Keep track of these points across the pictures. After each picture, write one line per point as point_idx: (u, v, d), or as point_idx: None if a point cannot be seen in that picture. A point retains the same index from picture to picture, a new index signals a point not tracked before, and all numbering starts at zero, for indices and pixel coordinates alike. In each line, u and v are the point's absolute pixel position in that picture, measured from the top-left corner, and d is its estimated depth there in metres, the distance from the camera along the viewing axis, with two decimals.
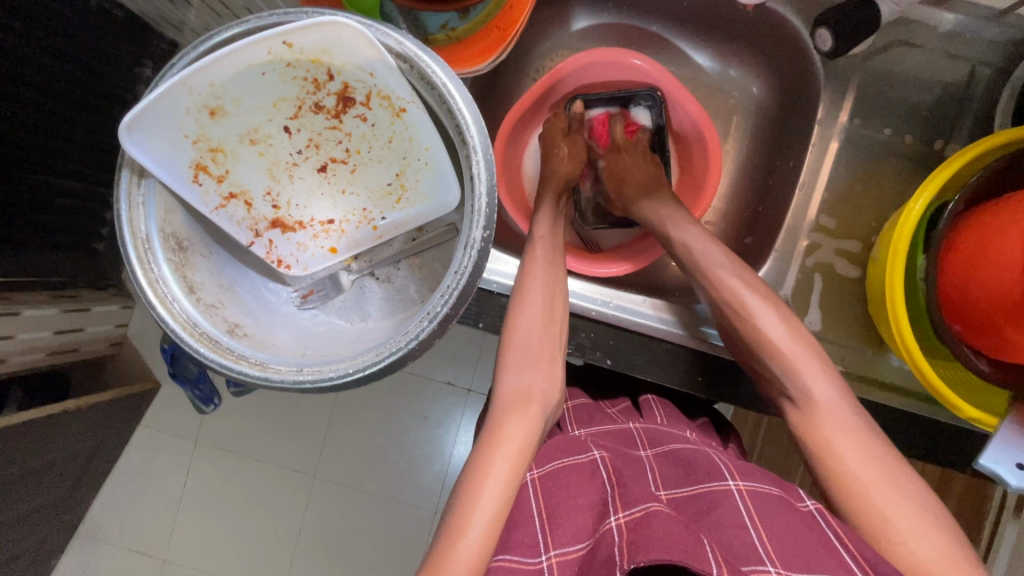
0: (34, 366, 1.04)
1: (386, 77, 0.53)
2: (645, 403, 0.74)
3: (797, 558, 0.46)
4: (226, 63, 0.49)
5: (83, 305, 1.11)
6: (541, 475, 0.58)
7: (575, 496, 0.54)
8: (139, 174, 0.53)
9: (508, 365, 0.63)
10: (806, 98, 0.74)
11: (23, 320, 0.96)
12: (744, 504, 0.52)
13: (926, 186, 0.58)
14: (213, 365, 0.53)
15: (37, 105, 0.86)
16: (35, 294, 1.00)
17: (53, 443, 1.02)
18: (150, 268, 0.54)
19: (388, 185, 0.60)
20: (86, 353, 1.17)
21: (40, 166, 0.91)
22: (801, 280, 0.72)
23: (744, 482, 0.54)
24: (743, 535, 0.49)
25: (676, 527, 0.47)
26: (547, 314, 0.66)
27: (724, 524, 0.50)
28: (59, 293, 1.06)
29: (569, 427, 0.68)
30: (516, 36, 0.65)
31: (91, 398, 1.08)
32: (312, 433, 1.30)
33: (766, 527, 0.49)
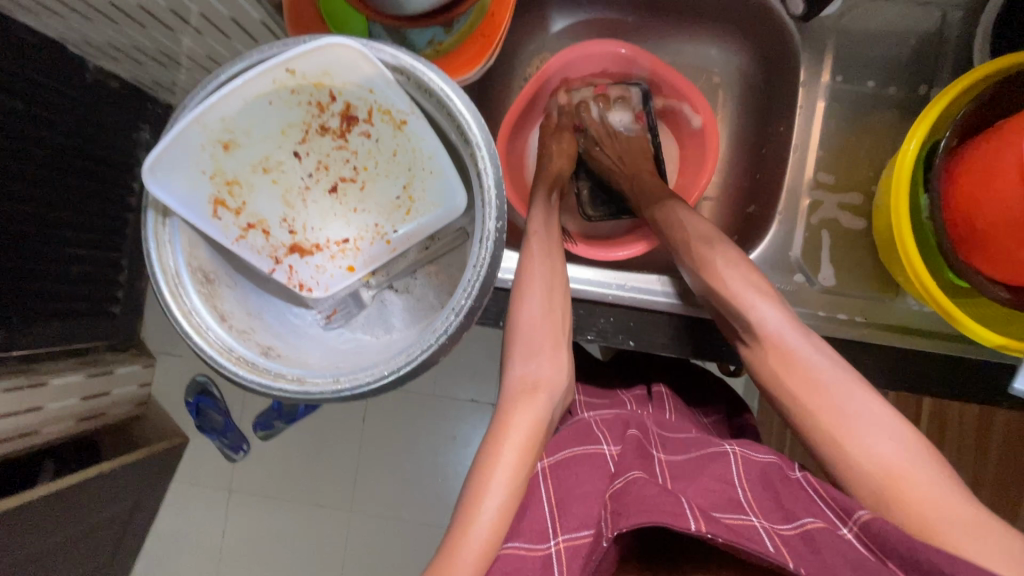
0: (64, 434, 1.06)
1: (386, 92, 0.55)
2: (657, 395, 0.75)
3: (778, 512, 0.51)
4: (235, 97, 0.52)
5: (105, 368, 1.15)
6: (552, 463, 0.60)
7: (580, 476, 0.57)
8: (163, 213, 0.56)
9: (514, 356, 0.65)
10: (785, 64, 0.76)
11: (51, 389, 1.00)
12: (734, 465, 0.57)
13: (916, 127, 0.59)
14: (252, 384, 0.54)
15: (44, 179, 0.90)
16: (57, 363, 1.04)
17: (95, 503, 1.04)
18: (182, 301, 0.56)
19: (397, 198, 0.63)
20: (113, 415, 1.19)
21: (53, 235, 0.94)
22: (809, 238, 0.73)
23: (739, 447, 0.59)
24: (728, 493, 0.54)
25: (653, 489, 0.49)
26: (549, 301, 0.67)
27: (714, 483, 0.55)
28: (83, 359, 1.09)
29: (580, 411, 0.71)
30: (501, 41, 0.66)
31: (125, 457, 1.11)
32: (344, 464, 1.31)
33: (751, 485, 0.55)
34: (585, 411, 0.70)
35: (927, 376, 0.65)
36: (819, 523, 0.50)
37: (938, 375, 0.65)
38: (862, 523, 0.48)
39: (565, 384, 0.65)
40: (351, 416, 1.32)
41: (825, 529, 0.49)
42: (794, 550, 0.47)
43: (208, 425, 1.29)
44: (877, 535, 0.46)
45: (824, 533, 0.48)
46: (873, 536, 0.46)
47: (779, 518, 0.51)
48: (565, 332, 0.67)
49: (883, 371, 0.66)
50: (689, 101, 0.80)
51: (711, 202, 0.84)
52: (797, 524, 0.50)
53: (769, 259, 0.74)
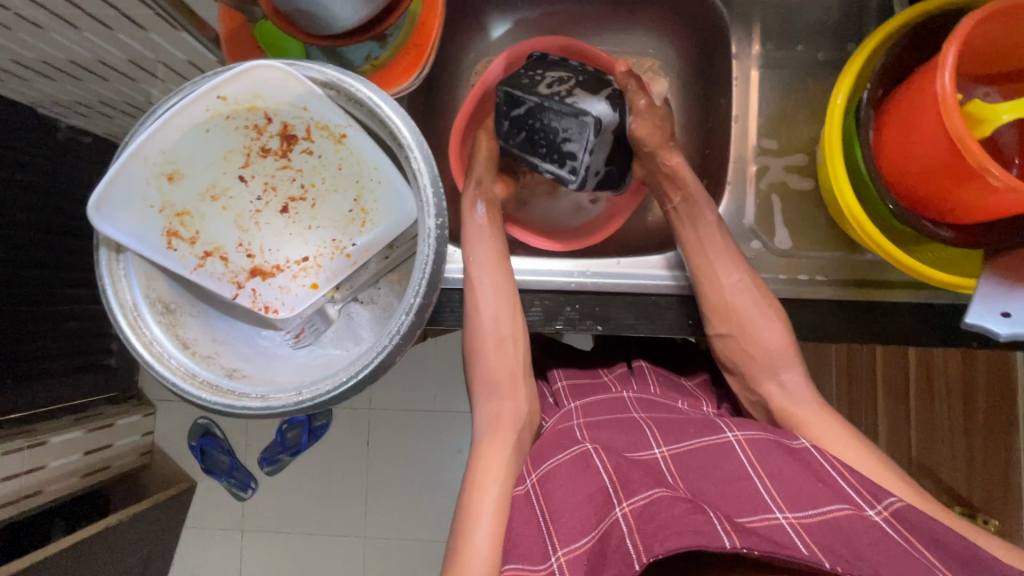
0: (70, 491, 1.07)
1: (320, 108, 0.57)
2: (639, 371, 0.76)
3: (798, 496, 0.50)
4: (171, 129, 0.53)
5: (106, 421, 1.16)
6: (540, 477, 0.56)
7: (573, 489, 0.53)
8: (116, 250, 0.57)
9: (478, 393, 0.67)
10: (718, 41, 0.78)
11: (53, 446, 1.01)
12: (743, 454, 0.54)
13: (841, 81, 0.61)
14: (216, 406, 0.55)
15: (27, 241, 0.91)
16: (60, 419, 1.04)
17: (111, 557, 1.04)
18: (143, 332, 0.57)
19: (350, 212, 0.66)
20: (117, 467, 1.20)
21: (40, 295, 0.96)
22: (760, 204, 0.74)
23: (741, 432, 0.57)
24: (748, 485, 0.52)
25: (682, 509, 0.46)
26: (499, 333, 0.67)
27: (728, 477, 0.53)
28: (84, 414, 1.10)
29: (568, 402, 0.71)
30: (434, 49, 0.69)
31: (132, 509, 1.10)
32: (352, 490, 1.31)
33: (769, 474, 0.52)
34: (573, 402, 0.70)
35: (890, 326, 0.66)
36: (845, 508, 0.49)
37: (903, 322, 0.66)
38: (894, 510, 0.49)
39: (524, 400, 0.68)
40: (354, 439, 1.32)
41: (854, 515, 0.48)
42: (829, 546, 0.46)
43: (215, 465, 1.31)
44: (911, 523, 0.48)
45: (854, 521, 0.48)
46: (909, 525, 0.47)
47: (801, 504, 0.50)
48: (524, 360, 0.69)
49: (846, 325, 0.67)
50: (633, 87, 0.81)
51: None
52: (821, 509, 0.49)
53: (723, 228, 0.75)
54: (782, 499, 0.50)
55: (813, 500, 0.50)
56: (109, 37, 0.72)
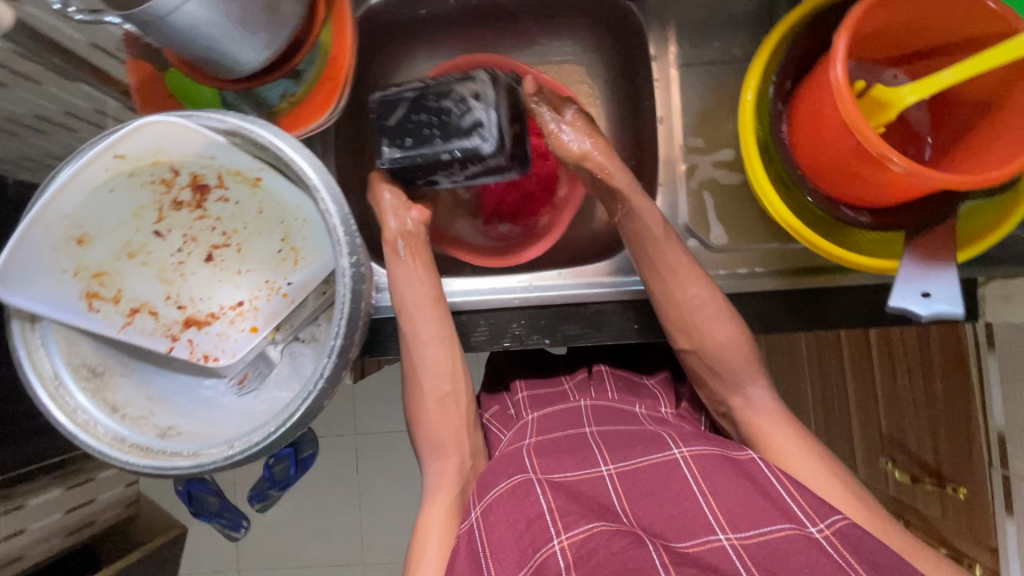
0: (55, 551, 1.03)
1: (227, 156, 0.56)
2: (597, 375, 0.74)
3: (743, 517, 0.51)
4: (72, 194, 0.52)
5: (90, 473, 1.11)
6: (484, 509, 0.56)
7: (512, 520, 0.53)
8: (31, 320, 0.56)
9: (422, 449, 0.68)
10: (637, 44, 0.78)
11: (31, 509, 0.96)
12: (690, 472, 0.54)
13: (750, 76, 0.62)
14: (147, 469, 0.54)
15: None
16: (41, 482, 0.97)
17: None
18: (66, 401, 0.56)
19: (279, 252, 0.65)
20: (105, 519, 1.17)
21: None
22: (692, 201, 0.75)
23: (687, 448, 0.56)
24: (693, 506, 0.52)
25: (621, 544, 0.49)
26: (440, 391, 0.68)
27: (674, 497, 0.53)
28: (68, 471, 1.03)
29: (526, 414, 0.71)
30: (347, 81, 0.68)
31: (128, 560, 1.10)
32: (341, 521, 1.30)
33: (713, 492, 0.52)
34: (530, 415, 0.69)
35: (829, 310, 0.67)
36: (788, 527, 0.50)
37: (842, 305, 0.67)
38: (836, 529, 0.49)
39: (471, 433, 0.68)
40: (340, 467, 1.30)
41: (794, 534, 0.49)
42: (767, 566, 0.48)
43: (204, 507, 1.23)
44: (852, 542, 0.48)
45: (795, 541, 0.48)
46: (849, 543, 0.48)
47: (745, 523, 0.50)
48: (467, 416, 0.69)
49: (784, 315, 0.67)
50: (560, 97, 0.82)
51: None
52: (764, 530, 0.50)
53: None
54: (727, 521, 0.50)
55: (755, 518, 0.50)
56: (40, 93, 0.72)
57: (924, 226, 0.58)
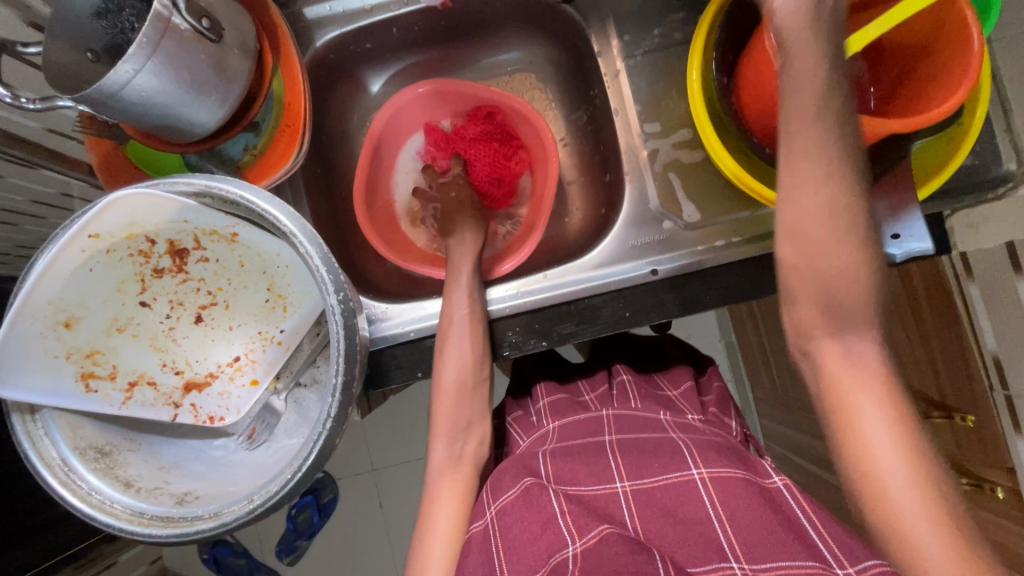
0: None
1: (201, 217, 0.57)
2: (620, 383, 0.76)
3: (759, 546, 0.50)
4: (52, 279, 0.52)
5: (110, 557, 1.09)
6: (500, 510, 0.56)
7: (526, 523, 0.54)
8: (30, 411, 0.55)
9: (437, 433, 0.68)
10: (580, 42, 0.81)
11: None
12: (707, 495, 0.55)
13: (692, 56, 0.64)
14: (172, 539, 0.54)
15: None
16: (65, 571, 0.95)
17: None
18: (77, 485, 0.55)
19: (267, 301, 0.66)
20: None
21: None
22: (660, 184, 0.76)
23: (707, 468, 0.57)
24: (706, 531, 0.53)
25: (626, 551, 0.48)
26: (476, 376, 0.69)
27: (687, 520, 0.54)
28: (85, 559, 1.01)
29: (546, 421, 0.72)
30: (306, 125, 0.69)
31: None
32: (373, 558, 1.29)
33: (730, 517, 0.53)
34: (551, 423, 0.70)
35: None
36: (812, 565, 0.48)
37: None
38: (865, 573, 0.47)
39: (483, 437, 0.70)
40: (366, 504, 1.29)
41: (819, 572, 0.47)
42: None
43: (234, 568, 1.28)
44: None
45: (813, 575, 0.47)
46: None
47: (762, 552, 0.50)
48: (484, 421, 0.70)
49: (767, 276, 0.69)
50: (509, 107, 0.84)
51: (576, 183, 0.88)
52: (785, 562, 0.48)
53: (634, 218, 0.76)
54: (741, 547, 0.51)
55: (771, 550, 0.50)
56: (5, 183, 0.72)
57: (883, 172, 0.60)
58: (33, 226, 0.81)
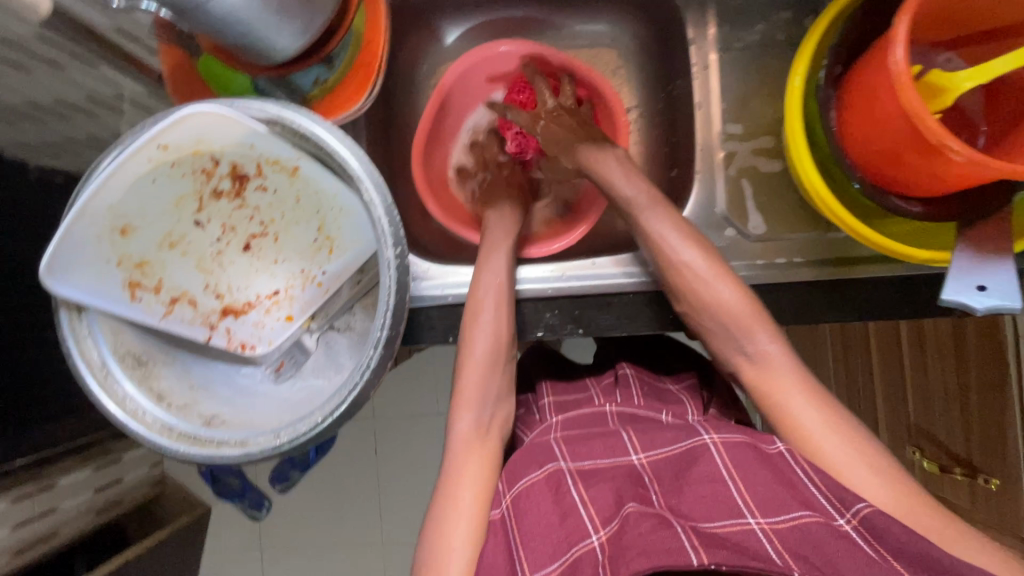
0: (82, 530, 1.04)
1: (266, 145, 0.56)
2: (623, 379, 0.73)
3: (773, 503, 0.47)
4: (115, 184, 0.52)
5: (117, 456, 1.12)
6: (513, 499, 0.54)
7: (543, 511, 0.51)
8: (77, 310, 0.56)
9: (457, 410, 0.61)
10: (675, 24, 0.76)
11: (61, 489, 0.98)
12: (719, 457, 0.51)
13: (798, 64, 0.62)
14: (197, 457, 0.55)
15: None
16: (65, 461, 0.99)
17: None
18: (115, 390, 0.57)
19: (315, 241, 0.65)
20: (132, 499, 1.18)
21: None
22: (730, 189, 0.73)
23: (717, 433, 0.53)
24: (722, 490, 0.48)
25: (650, 526, 0.46)
26: (496, 360, 0.64)
27: (702, 481, 0.50)
28: (90, 452, 1.05)
29: (551, 417, 0.68)
30: (381, 66, 0.67)
31: (151, 537, 1.11)
32: (365, 503, 1.32)
33: (743, 477, 0.49)
34: (555, 417, 0.67)
35: (865, 303, 0.66)
36: (812, 515, 0.46)
37: (880, 302, 0.66)
38: (862, 517, 0.45)
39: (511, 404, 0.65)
40: (366, 450, 1.32)
41: (824, 524, 0.45)
42: (799, 554, 0.44)
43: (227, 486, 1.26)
44: (879, 531, 0.44)
45: (823, 531, 0.44)
46: (878, 536, 0.44)
47: (776, 508, 0.47)
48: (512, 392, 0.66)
49: (827, 304, 0.67)
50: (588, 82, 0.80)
51: (638, 173, 0.84)
52: (794, 515, 0.46)
53: (696, 219, 0.73)
54: (755, 505, 0.47)
55: (784, 503, 0.47)
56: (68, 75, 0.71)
57: (979, 218, 0.56)
58: None
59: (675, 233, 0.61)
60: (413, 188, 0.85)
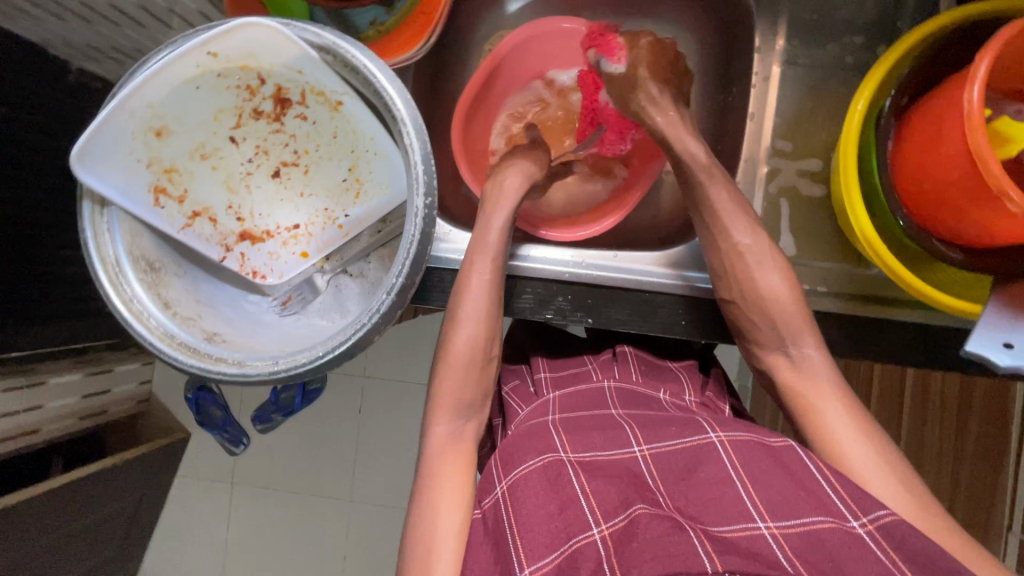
0: (68, 432, 1.06)
1: (315, 72, 0.55)
2: (621, 357, 0.72)
3: (781, 506, 0.47)
4: (160, 83, 0.52)
5: (106, 366, 1.13)
6: (510, 486, 0.53)
7: (542, 502, 0.50)
8: (100, 203, 0.56)
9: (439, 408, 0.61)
10: (743, 30, 0.74)
11: (52, 388, 0.98)
12: (727, 457, 0.51)
13: (864, 86, 0.59)
14: (193, 369, 0.55)
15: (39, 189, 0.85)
16: (58, 363, 1.00)
17: (109, 497, 1.06)
18: (123, 289, 0.56)
19: (344, 181, 0.64)
20: (115, 412, 1.20)
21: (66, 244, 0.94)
22: (767, 207, 0.72)
23: (724, 432, 0.54)
24: (730, 491, 0.49)
25: (662, 529, 0.46)
26: (486, 354, 0.64)
27: (710, 481, 0.50)
28: (84, 357, 1.06)
29: (547, 393, 0.67)
30: (442, 17, 0.66)
31: (131, 451, 1.13)
32: (342, 457, 1.32)
33: (752, 480, 0.49)
34: (551, 394, 0.66)
35: (884, 344, 0.65)
36: (827, 521, 0.46)
37: (901, 344, 0.64)
38: (880, 524, 0.45)
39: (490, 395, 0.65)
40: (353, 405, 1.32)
41: (836, 528, 0.45)
42: (810, 562, 0.44)
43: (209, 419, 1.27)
44: (897, 538, 0.44)
45: (836, 536, 0.45)
46: (893, 541, 0.44)
47: (785, 512, 0.47)
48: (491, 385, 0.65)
49: (845, 338, 0.65)
50: None
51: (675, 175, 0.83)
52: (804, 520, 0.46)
53: None
54: (765, 507, 0.47)
55: (795, 508, 0.47)
56: None
57: (1020, 274, 0.54)
58: (136, 30, 0.79)
59: (739, 213, 0.64)
60: (449, 151, 0.84)
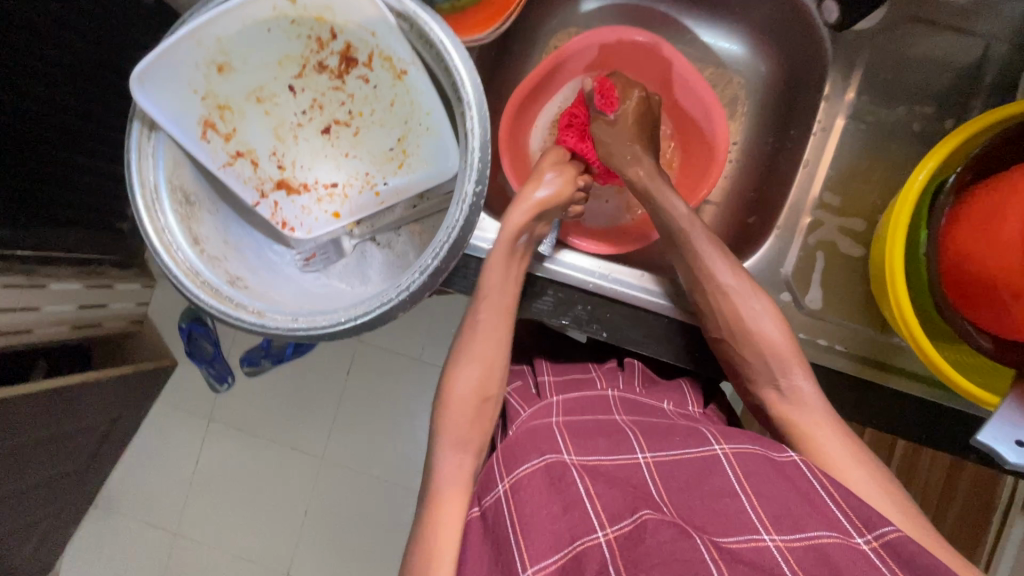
0: (56, 338, 1.03)
1: (387, 38, 0.55)
2: (629, 365, 0.73)
3: (786, 521, 0.47)
4: (233, 18, 0.52)
5: (105, 281, 1.11)
6: (513, 486, 0.53)
7: (545, 502, 0.51)
8: (149, 126, 0.55)
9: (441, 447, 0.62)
10: (815, 75, 0.73)
11: (50, 292, 0.95)
12: (731, 469, 0.52)
13: (929, 157, 0.58)
14: (212, 309, 0.55)
15: (72, 92, 0.85)
16: (60, 268, 0.98)
17: (80, 411, 1.05)
18: (157, 217, 0.56)
19: (391, 150, 0.63)
20: (109, 328, 1.18)
21: (89, 151, 0.93)
22: (802, 257, 0.72)
23: (728, 445, 0.54)
24: (734, 504, 0.49)
25: (669, 535, 0.45)
26: (484, 392, 0.65)
27: (715, 493, 0.50)
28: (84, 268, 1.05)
29: (551, 395, 0.67)
30: (520, 5, 0.65)
31: (113, 371, 1.11)
32: (323, 416, 1.32)
33: (757, 493, 0.50)
34: (555, 395, 0.66)
35: (892, 417, 0.64)
36: (832, 536, 0.46)
37: (906, 417, 0.63)
38: (885, 541, 0.46)
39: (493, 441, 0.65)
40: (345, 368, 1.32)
41: (842, 543, 0.45)
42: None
43: (198, 351, 1.30)
44: (900, 555, 0.45)
45: (842, 550, 0.45)
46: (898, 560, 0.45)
47: (789, 527, 0.47)
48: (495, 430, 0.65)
49: (851, 401, 0.65)
50: (707, 113, 0.78)
51: (713, 207, 0.82)
52: (809, 534, 0.46)
53: (759, 273, 0.72)
54: (770, 521, 0.48)
55: (801, 523, 0.47)
56: None
57: None
58: None
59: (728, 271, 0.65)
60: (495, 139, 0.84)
